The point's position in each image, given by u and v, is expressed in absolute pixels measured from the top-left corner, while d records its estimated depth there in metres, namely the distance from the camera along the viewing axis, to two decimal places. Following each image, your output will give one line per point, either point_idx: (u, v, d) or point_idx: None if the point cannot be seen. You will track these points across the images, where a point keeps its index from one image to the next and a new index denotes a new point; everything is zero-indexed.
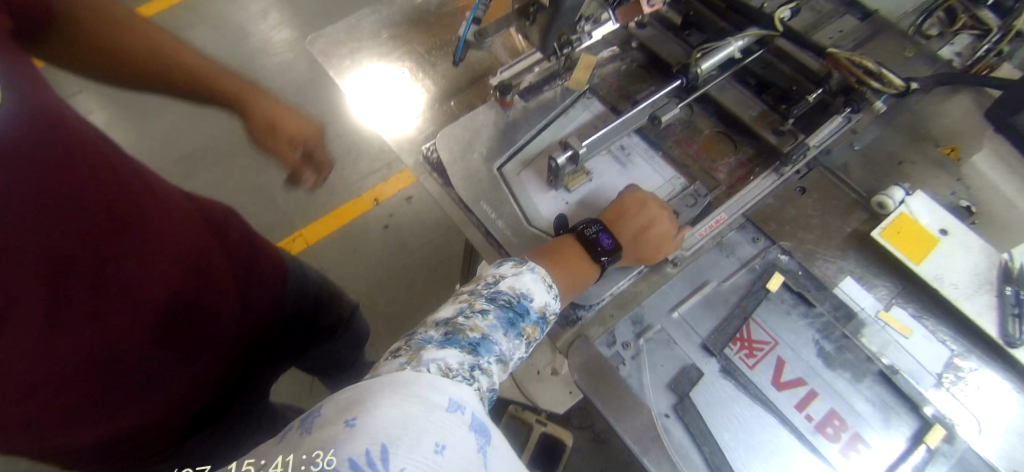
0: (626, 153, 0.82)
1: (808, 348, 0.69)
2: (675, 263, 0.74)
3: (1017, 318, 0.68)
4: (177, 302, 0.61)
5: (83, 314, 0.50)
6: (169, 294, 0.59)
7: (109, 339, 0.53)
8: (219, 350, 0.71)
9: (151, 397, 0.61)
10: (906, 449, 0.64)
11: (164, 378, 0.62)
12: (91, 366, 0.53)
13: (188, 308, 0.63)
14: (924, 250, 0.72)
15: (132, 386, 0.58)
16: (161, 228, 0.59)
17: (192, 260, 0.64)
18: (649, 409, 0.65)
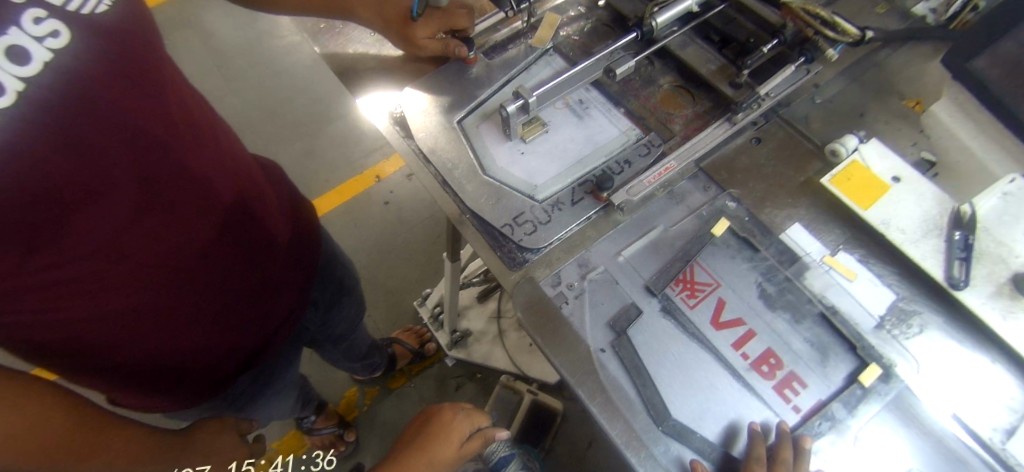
0: (584, 107, 0.84)
1: (750, 290, 0.70)
2: (623, 209, 0.76)
3: (963, 261, 0.69)
4: (218, 221, 0.72)
5: (136, 208, 0.61)
6: (211, 212, 0.71)
7: (159, 237, 0.64)
8: (252, 278, 0.81)
9: (189, 301, 0.72)
10: (840, 386, 0.65)
11: (203, 285, 0.73)
12: (145, 257, 0.64)
13: (225, 230, 0.74)
14: (872, 195, 0.73)
15: (177, 284, 0.69)
16: (209, 156, 0.71)
17: (236, 195, 0.75)
18: (587, 343, 0.68)
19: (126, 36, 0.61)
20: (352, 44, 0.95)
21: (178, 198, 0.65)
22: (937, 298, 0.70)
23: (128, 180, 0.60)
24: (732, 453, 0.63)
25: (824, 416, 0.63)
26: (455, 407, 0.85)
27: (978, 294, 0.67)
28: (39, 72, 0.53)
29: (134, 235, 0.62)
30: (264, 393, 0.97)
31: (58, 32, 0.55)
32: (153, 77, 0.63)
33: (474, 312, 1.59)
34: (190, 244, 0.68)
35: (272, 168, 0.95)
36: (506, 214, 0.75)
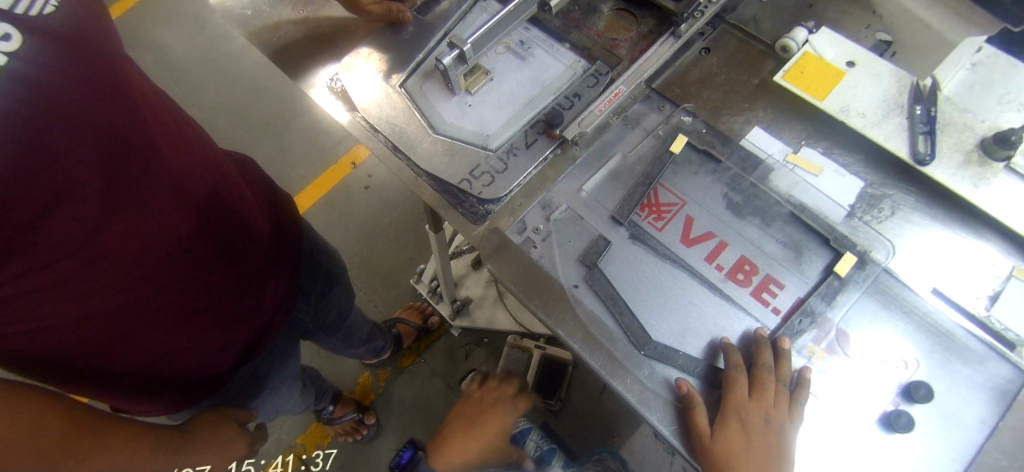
0: (526, 48, 0.81)
1: (717, 202, 0.69)
2: (578, 142, 0.74)
3: (927, 135, 0.67)
4: (199, 223, 0.68)
5: (111, 216, 0.57)
6: (190, 214, 0.67)
7: (138, 244, 0.60)
8: (240, 278, 0.78)
9: (177, 306, 0.69)
10: (817, 280, 0.64)
11: (190, 290, 0.70)
12: (124, 265, 0.60)
13: (208, 231, 0.70)
14: (828, 85, 0.71)
15: (160, 290, 0.66)
16: (184, 155, 0.66)
17: (216, 193, 0.71)
18: (560, 282, 0.67)
19: (80, 35, 0.55)
20: (277, 21, 0.90)
21: (143, 203, 0.60)
22: (907, 177, 0.68)
23: (102, 187, 0.55)
24: (715, 366, 0.63)
25: (804, 313, 0.63)
26: (502, 406, 0.92)
27: (946, 165, 0.66)
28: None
29: (99, 246, 0.57)
30: (265, 386, 0.96)
31: (9, 36, 0.49)
32: (118, 76, 0.58)
33: (472, 279, 1.56)
34: (172, 248, 0.65)
35: (242, 158, 0.90)
36: (462, 170, 0.74)
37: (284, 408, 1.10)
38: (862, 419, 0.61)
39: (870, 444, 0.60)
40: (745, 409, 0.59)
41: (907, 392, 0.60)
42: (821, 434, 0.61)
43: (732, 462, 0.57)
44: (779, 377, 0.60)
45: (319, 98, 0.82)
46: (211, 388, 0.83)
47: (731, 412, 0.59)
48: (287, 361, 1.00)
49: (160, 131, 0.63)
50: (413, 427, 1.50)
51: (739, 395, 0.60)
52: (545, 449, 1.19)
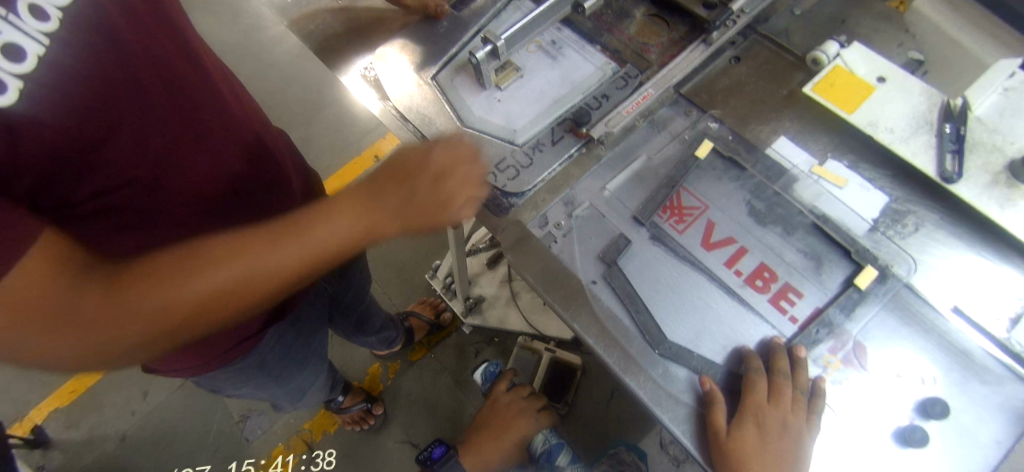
0: (558, 47, 0.83)
1: (739, 209, 0.70)
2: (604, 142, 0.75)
3: (954, 153, 0.67)
4: (240, 163, 0.71)
5: (169, 141, 0.60)
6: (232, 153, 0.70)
7: (190, 172, 0.63)
8: None
9: None
10: (836, 292, 0.64)
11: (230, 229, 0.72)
12: (179, 191, 0.62)
13: (247, 174, 0.73)
14: (857, 99, 0.71)
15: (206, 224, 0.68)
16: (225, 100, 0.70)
17: (253, 140, 0.74)
18: (578, 278, 0.68)
19: None
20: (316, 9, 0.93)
21: (194, 131, 0.63)
22: (933, 195, 0.68)
23: (162, 111, 0.59)
24: (733, 372, 0.63)
25: (821, 323, 0.63)
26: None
27: (972, 186, 0.66)
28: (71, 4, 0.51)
29: (161, 169, 0.59)
30: (287, 363, 0.98)
31: None
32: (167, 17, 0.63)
33: (486, 278, 1.57)
34: (218, 180, 0.68)
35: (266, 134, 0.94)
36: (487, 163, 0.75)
37: (306, 390, 1.13)
38: (877, 432, 0.61)
39: (886, 458, 0.59)
40: (763, 412, 0.60)
41: (923, 409, 0.60)
42: (834, 445, 0.61)
43: (747, 465, 0.58)
44: (795, 385, 0.61)
45: (352, 87, 0.84)
46: (244, 345, 0.84)
47: (749, 414, 0.60)
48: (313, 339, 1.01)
49: (207, 80, 0.67)
50: (420, 420, 1.51)
51: (757, 398, 0.60)
52: (553, 444, 1.14)
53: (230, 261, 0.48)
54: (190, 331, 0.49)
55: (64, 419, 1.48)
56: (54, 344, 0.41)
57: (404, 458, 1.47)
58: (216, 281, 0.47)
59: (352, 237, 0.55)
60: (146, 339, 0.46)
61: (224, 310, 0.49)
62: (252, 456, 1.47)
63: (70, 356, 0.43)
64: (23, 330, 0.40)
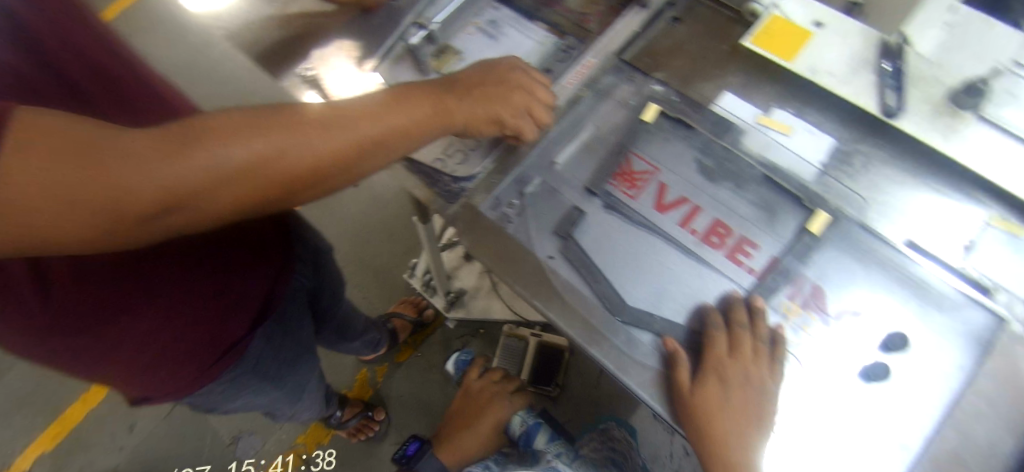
0: (497, 27, 0.82)
1: (689, 167, 0.69)
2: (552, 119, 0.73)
3: (895, 89, 0.67)
4: None
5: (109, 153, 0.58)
6: None
7: None
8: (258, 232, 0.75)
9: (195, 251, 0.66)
10: (791, 240, 0.64)
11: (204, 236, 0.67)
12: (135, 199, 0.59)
13: None
14: (795, 46, 0.71)
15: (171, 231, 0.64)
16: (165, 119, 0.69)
17: None
18: (535, 254, 0.68)
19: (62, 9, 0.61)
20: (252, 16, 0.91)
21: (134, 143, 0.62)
22: (879, 133, 0.69)
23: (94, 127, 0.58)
24: (694, 330, 0.63)
25: (778, 272, 0.63)
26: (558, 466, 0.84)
27: (915, 119, 0.66)
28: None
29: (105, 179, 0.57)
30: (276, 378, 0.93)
31: None
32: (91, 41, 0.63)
33: (465, 271, 1.55)
34: None
35: None
36: (434, 150, 0.75)
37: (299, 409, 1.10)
38: (840, 371, 0.61)
39: (851, 396, 0.60)
40: (724, 366, 0.60)
41: (885, 343, 0.60)
42: (799, 391, 0.61)
43: (712, 416, 0.59)
44: (757, 335, 0.61)
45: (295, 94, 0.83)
46: (228, 358, 0.78)
47: (710, 369, 0.60)
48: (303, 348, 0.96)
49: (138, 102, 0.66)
50: (414, 420, 1.50)
51: (718, 353, 0.60)
52: (530, 423, 1.10)
53: (260, 135, 0.47)
54: (217, 204, 0.46)
55: (51, 460, 1.46)
56: (75, 205, 0.39)
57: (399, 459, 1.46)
58: (241, 150, 0.45)
59: (373, 122, 0.54)
60: (171, 208, 0.43)
61: (252, 188, 0.47)
62: (252, 457, 1.47)
63: (95, 224, 0.40)
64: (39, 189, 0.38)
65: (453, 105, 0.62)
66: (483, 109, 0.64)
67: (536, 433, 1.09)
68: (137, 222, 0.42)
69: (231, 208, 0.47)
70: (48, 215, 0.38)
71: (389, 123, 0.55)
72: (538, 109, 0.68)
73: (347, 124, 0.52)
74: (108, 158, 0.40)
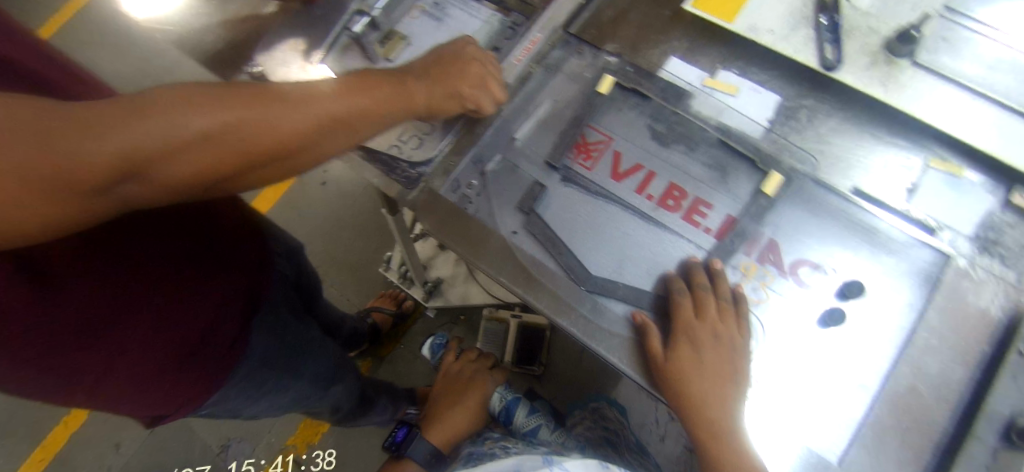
0: (442, 9, 0.81)
1: (642, 134, 0.70)
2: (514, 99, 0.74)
3: (833, 43, 0.69)
4: None
5: None
6: None
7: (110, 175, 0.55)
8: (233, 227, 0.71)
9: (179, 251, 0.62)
10: (748, 201, 0.66)
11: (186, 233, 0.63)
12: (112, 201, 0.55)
13: None
14: (734, 9, 0.73)
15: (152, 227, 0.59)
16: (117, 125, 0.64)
17: None
18: (499, 231, 0.68)
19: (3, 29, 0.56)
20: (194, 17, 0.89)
21: None
22: (821, 87, 0.70)
23: None
24: (661, 296, 0.64)
25: (736, 233, 0.65)
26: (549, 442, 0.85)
27: (854, 70, 0.68)
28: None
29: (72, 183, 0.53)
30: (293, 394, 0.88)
31: None
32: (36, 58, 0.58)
33: (440, 260, 1.54)
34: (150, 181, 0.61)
35: None
36: (389, 137, 0.74)
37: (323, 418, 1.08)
38: (802, 321, 0.63)
39: (813, 346, 0.62)
40: (694, 330, 0.60)
41: (843, 291, 0.62)
42: (765, 345, 0.63)
43: (686, 380, 0.59)
44: (719, 293, 0.62)
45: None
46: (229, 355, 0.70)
47: (680, 333, 0.61)
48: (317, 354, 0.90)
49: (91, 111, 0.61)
50: None
51: (685, 314, 0.61)
52: (508, 399, 1.11)
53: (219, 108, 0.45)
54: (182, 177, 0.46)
55: None
56: (34, 175, 0.38)
57: None
58: (209, 122, 0.45)
59: (338, 98, 0.54)
60: (128, 176, 0.42)
61: (210, 163, 0.46)
62: (252, 456, 1.45)
63: (54, 194, 0.39)
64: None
65: (412, 87, 0.63)
66: (448, 88, 0.66)
67: (514, 408, 1.10)
68: (99, 192, 0.42)
69: (192, 180, 0.46)
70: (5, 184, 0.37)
71: (355, 100, 0.56)
72: (494, 85, 0.69)
73: (313, 100, 0.52)
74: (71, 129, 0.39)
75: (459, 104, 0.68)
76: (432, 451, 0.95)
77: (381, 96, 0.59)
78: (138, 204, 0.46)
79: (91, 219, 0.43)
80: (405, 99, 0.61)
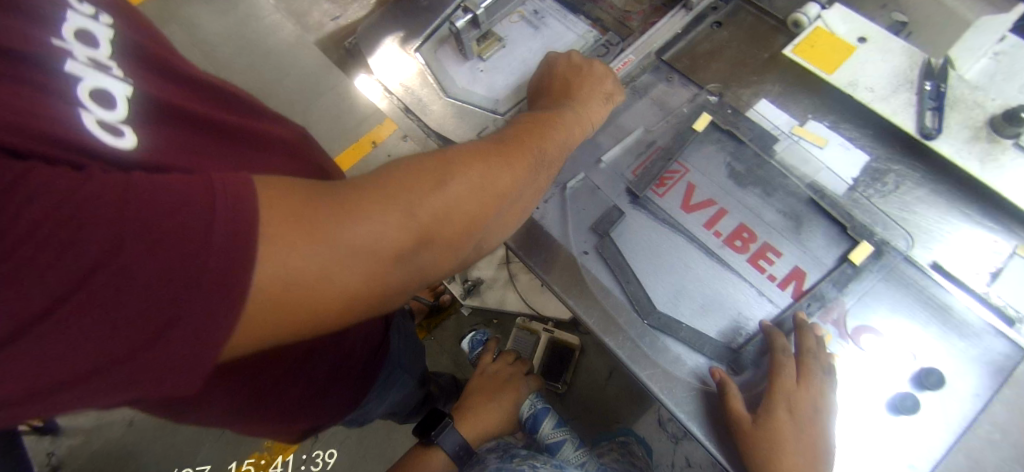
0: (540, 18, 0.84)
1: (719, 171, 0.70)
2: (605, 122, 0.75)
3: (934, 110, 0.67)
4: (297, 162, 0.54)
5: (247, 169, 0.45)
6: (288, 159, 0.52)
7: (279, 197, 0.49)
8: None
9: None
10: (831, 266, 0.64)
11: None
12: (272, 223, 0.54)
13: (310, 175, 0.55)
14: (837, 60, 0.71)
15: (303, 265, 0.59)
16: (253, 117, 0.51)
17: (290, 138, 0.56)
18: (568, 250, 0.69)
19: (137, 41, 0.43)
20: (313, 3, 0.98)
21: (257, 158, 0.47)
22: (914, 153, 0.68)
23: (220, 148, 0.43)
24: (728, 346, 0.63)
25: (813, 296, 0.63)
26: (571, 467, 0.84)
27: (952, 141, 0.66)
28: (114, 53, 0.40)
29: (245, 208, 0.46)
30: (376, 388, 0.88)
31: (96, 42, 0.39)
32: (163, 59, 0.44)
33: (483, 260, 1.54)
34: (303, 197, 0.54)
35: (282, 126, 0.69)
36: (468, 133, 0.78)
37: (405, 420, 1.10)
38: (869, 397, 0.60)
39: (876, 426, 0.59)
40: (794, 397, 0.56)
41: (919, 378, 0.59)
42: None
43: (778, 441, 0.54)
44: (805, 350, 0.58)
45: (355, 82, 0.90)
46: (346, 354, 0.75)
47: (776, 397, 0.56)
48: (400, 353, 0.92)
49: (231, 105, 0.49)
50: None
51: (785, 383, 0.57)
52: (539, 408, 1.07)
53: (459, 169, 0.44)
54: (449, 236, 0.43)
55: None
56: (337, 254, 0.36)
57: (402, 437, 1.43)
58: (461, 180, 0.43)
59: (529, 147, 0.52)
60: (417, 242, 0.40)
61: (470, 215, 0.44)
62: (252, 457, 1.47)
63: (354, 272, 0.37)
64: (302, 242, 0.34)
65: (571, 116, 0.62)
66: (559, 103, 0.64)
67: (543, 417, 1.07)
68: (396, 260, 0.39)
69: (462, 232, 0.44)
70: (316, 268, 0.35)
71: (537, 142, 0.54)
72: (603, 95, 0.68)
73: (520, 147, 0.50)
74: (350, 206, 0.37)
75: (601, 111, 0.67)
76: (461, 444, 0.96)
77: (552, 142, 0.56)
78: (422, 277, 0.43)
79: (383, 301, 0.41)
80: (568, 130, 0.60)
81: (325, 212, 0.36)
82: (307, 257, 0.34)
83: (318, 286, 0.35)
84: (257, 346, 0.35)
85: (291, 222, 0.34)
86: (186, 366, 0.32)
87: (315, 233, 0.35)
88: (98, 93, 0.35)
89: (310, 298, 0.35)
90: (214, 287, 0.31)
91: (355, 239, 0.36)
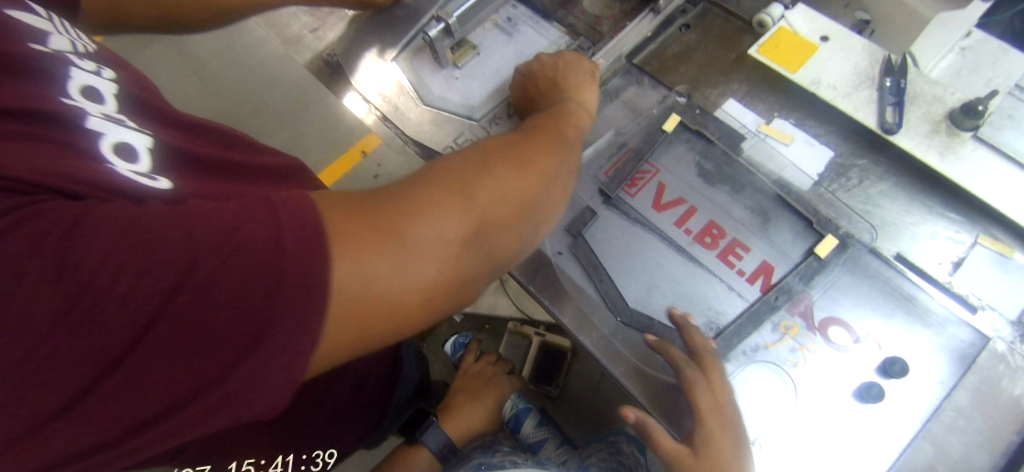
0: (513, 24, 0.85)
1: (688, 170, 0.71)
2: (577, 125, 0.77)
3: (895, 106, 0.68)
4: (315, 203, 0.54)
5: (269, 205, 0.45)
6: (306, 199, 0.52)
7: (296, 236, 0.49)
8: None
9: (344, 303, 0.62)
10: (797, 260, 0.65)
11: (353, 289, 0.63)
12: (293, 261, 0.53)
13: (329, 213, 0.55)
14: (801, 59, 0.73)
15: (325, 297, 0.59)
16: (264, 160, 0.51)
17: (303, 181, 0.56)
18: (543, 250, 0.70)
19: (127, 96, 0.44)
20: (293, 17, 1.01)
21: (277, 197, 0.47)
22: (877, 148, 0.70)
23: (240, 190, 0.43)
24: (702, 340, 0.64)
25: (781, 290, 0.64)
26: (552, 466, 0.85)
27: (912, 135, 0.67)
28: (120, 106, 0.41)
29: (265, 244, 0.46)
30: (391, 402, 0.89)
31: (101, 95, 0.40)
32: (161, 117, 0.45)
33: None
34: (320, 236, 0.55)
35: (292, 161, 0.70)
36: (446, 138, 0.80)
37: None
38: (836, 387, 0.62)
39: (843, 415, 0.61)
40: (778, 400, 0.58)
41: (884, 367, 0.61)
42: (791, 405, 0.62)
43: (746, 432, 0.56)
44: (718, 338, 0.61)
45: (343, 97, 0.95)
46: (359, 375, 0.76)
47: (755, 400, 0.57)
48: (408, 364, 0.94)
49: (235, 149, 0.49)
50: None
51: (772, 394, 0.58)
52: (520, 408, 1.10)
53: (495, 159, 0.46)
54: (500, 218, 0.44)
55: None
56: (409, 252, 0.37)
57: None
58: (503, 169, 0.45)
59: (540, 142, 0.52)
60: (478, 229, 0.42)
61: (522, 195, 0.46)
62: None
63: (429, 266, 0.38)
64: (370, 248, 0.35)
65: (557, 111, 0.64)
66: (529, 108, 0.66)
67: (524, 417, 1.09)
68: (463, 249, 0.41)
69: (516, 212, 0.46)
70: (386, 273, 0.36)
71: (550, 136, 0.53)
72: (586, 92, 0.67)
73: (534, 141, 0.51)
74: (407, 208, 0.39)
75: (595, 92, 0.68)
76: (446, 442, 0.97)
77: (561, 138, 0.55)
78: (491, 260, 0.45)
79: (443, 301, 0.42)
80: None
81: (386, 220, 0.37)
82: (380, 258, 0.36)
83: (394, 288, 0.37)
84: (347, 356, 0.36)
85: (356, 229, 0.36)
86: (262, 389, 0.32)
87: (376, 241, 0.36)
88: (121, 145, 0.37)
89: (381, 304, 0.36)
90: (281, 310, 0.31)
91: (422, 235, 0.38)
